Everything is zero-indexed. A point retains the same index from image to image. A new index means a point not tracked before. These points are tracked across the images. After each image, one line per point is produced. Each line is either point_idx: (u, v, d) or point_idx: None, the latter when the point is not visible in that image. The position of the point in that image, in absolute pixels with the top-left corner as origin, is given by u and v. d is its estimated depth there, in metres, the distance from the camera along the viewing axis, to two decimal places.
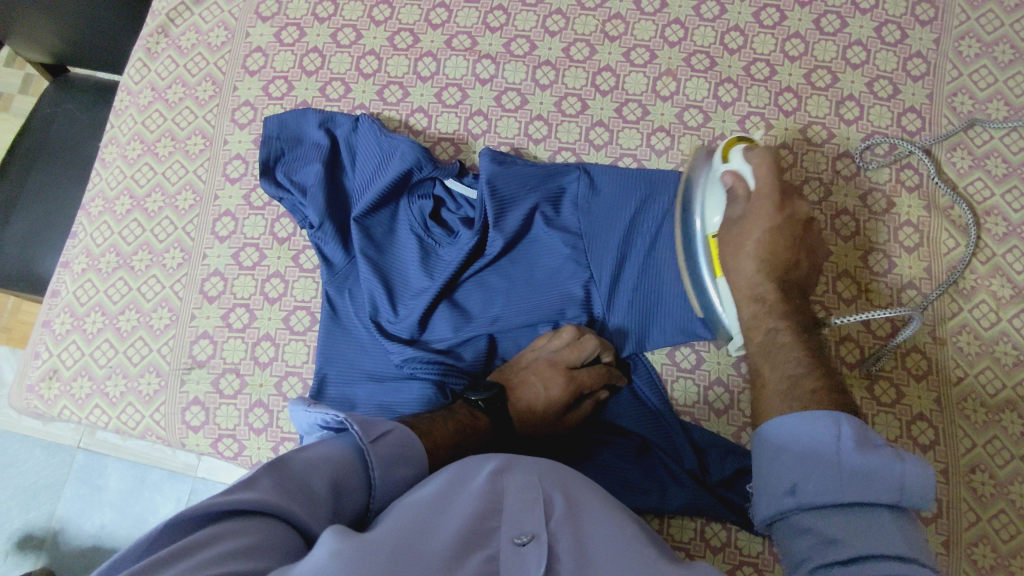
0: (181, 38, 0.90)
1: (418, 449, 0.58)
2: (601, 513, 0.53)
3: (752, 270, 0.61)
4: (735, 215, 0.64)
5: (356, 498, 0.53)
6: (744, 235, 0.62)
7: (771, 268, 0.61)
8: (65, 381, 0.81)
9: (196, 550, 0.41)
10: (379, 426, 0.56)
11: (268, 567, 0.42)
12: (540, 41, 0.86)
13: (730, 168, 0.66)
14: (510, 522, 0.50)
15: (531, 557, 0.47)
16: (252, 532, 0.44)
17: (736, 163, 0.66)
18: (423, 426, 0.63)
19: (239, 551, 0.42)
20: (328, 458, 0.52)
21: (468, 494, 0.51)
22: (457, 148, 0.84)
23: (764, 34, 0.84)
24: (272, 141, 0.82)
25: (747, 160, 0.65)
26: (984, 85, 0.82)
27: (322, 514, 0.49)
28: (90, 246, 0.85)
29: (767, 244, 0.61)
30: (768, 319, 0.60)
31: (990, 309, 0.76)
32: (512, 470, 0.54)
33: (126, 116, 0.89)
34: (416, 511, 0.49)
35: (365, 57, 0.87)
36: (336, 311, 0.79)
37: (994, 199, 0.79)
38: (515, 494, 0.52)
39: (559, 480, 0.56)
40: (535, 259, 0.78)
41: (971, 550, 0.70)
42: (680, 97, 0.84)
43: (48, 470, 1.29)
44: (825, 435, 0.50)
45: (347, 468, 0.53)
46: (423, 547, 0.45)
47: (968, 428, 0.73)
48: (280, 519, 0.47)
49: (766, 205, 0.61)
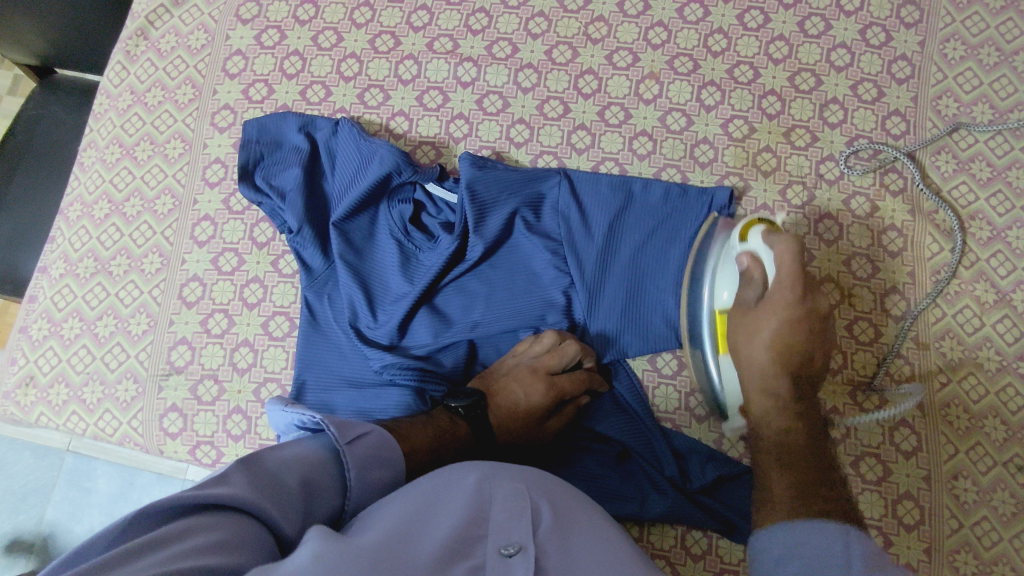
0: (160, 41, 0.89)
1: (396, 452, 0.58)
2: (587, 524, 0.53)
3: (765, 365, 0.60)
4: (749, 299, 0.64)
5: (329, 500, 0.52)
6: (759, 325, 0.61)
7: (783, 359, 0.60)
8: (42, 388, 0.80)
9: (164, 543, 0.40)
10: (357, 427, 0.56)
11: (238, 561, 0.41)
12: (522, 44, 0.85)
13: (746, 248, 0.66)
14: (498, 531, 0.49)
15: (517, 567, 0.47)
16: (223, 527, 0.43)
17: (754, 242, 0.65)
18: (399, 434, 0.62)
19: (209, 546, 0.41)
20: (301, 459, 0.52)
21: (455, 501, 0.51)
22: (438, 151, 0.84)
23: (748, 37, 0.84)
24: (251, 145, 0.81)
25: (766, 243, 0.64)
26: (969, 88, 0.81)
27: (294, 514, 0.48)
28: (68, 251, 0.84)
29: (780, 337, 0.59)
30: (775, 420, 0.59)
31: (974, 314, 0.76)
32: (500, 478, 0.54)
33: (105, 120, 0.88)
34: (401, 518, 0.48)
35: (345, 61, 0.87)
36: (315, 317, 0.78)
37: (979, 204, 0.78)
38: (503, 502, 0.51)
39: (546, 488, 0.55)
40: (516, 265, 0.77)
41: (953, 558, 0.69)
42: (662, 100, 0.83)
43: (36, 473, 1.29)
44: (834, 543, 0.47)
45: (321, 469, 0.53)
46: (409, 554, 0.45)
47: (951, 434, 0.73)
48: (251, 516, 0.46)
49: (783, 299, 0.60)
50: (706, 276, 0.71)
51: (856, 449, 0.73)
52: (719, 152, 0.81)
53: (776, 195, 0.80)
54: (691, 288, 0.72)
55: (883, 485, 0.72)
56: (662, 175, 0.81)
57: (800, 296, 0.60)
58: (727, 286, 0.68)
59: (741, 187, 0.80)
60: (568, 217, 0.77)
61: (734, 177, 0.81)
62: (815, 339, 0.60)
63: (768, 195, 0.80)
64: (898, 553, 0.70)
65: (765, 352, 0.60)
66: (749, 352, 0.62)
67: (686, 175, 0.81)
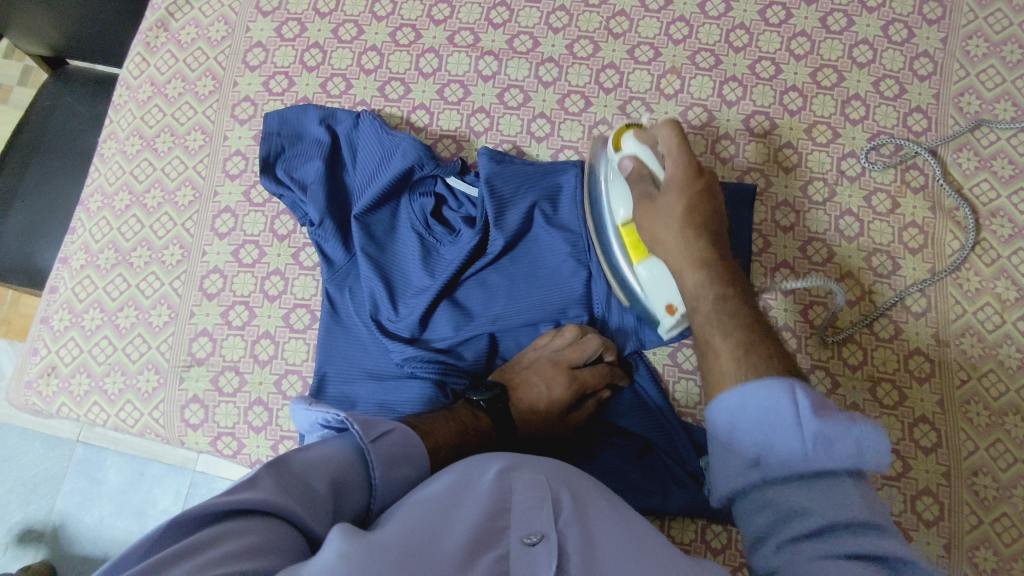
0: (180, 32, 0.89)
1: (421, 449, 0.58)
2: (611, 514, 0.53)
3: (680, 240, 0.62)
4: (649, 190, 0.65)
5: (355, 499, 0.52)
6: (668, 208, 0.63)
7: (693, 225, 0.62)
8: (63, 378, 0.80)
9: (197, 551, 0.41)
10: (380, 424, 0.56)
11: (270, 567, 0.42)
12: (543, 38, 0.85)
13: (624, 154, 0.68)
14: (519, 521, 0.50)
15: (541, 557, 0.47)
16: (254, 532, 0.44)
17: (629, 147, 0.68)
18: (424, 428, 0.62)
19: (241, 552, 0.41)
20: (327, 456, 0.52)
21: (475, 493, 0.51)
22: (459, 145, 0.84)
23: (769, 32, 0.83)
24: (272, 137, 0.81)
25: (644, 142, 0.67)
26: (991, 85, 0.81)
27: (323, 515, 0.48)
28: (89, 242, 0.84)
29: (689, 211, 0.63)
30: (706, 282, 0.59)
31: (995, 312, 0.76)
32: (521, 469, 0.54)
33: (125, 111, 0.88)
34: (423, 511, 0.48)
35: (366, 53, 0.86)
36: (336, 309, 0.78)
37: (1000, 201, 0.78)
38: (523, 492, 0.52)
39: (563, 476, 0.55)
40: (536, 259, 0.77)
41: (972, 554, 0.69)
42: (684, 95, 0.83)
43: (48, 463, 1.29)
44: (779, 405, 0.45)
45: (348, 467, 0.53)
46: (433, 548, 0.45)
47: (971, 431, 0.73)
48: (281, 519, 0.46)
49: (678, 175, 0.64)
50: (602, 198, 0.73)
51: None
52: (741, 147, 0.81)
53: (797, 191, 0.80)
54: (592, 214, 0.74)
55: (902, 481, 0.72)
56: None
57: (694, 171, 0.64)
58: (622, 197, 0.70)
59: (762, 183, 0.81)
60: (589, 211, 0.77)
61: (755, 173, 0.81)
62: (715, 213, 0.64)
63: (789, 190, 0.80)
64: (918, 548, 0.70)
65: (678, 229, 0.62)
66: (665, 234, 0.63)
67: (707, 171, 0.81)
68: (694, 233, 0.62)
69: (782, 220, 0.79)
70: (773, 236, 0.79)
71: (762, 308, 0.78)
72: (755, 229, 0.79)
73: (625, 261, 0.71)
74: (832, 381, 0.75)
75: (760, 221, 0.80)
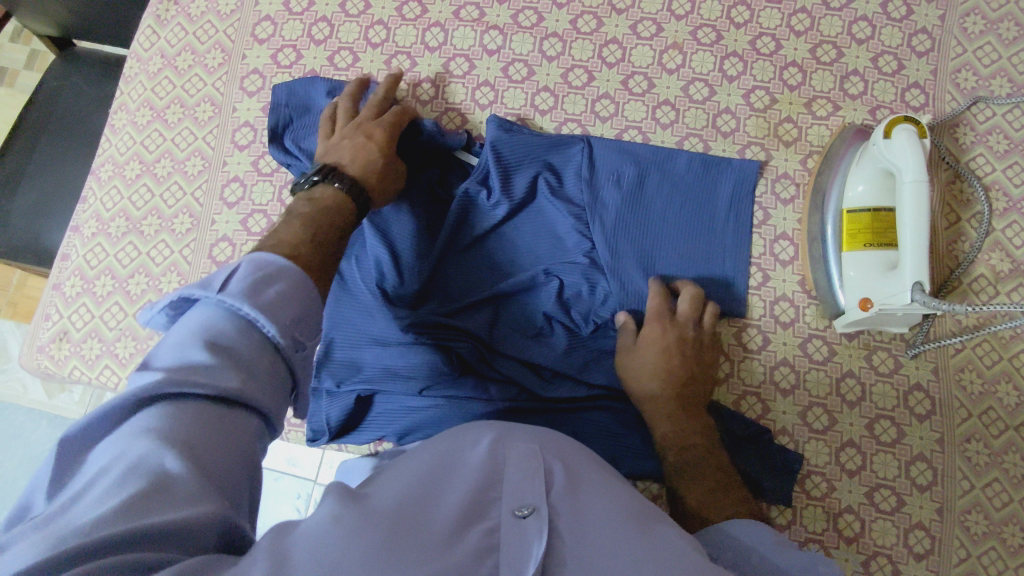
0: (190, 6, 0.90)
1: (280, 265, 0.52)
2: (601, 483, 0.54)
3: (652, 389, 0.73)
4: (626, 342, 0.75)
5: (269, 360, 0.48)
6: (642, 358, 0.74)
7: (663, 379, 0.72)
8: (75, 343, 0.82)
9: (108, 470, 0.39)
10: (221, 272, 0.50)
11: (186, 463, 0.40)
12: (548, 13, 0.86)
13: (890, 148, 0.70)
14: (512, 493, 0.50)
15: (531, 529, 0.47)
16: (160, 426, 0.41)
17: (901, 142, 0.70)
18: (284, 246, 0.59)
19: (152, 454, 0.40)
20: (198, 329, 0.47)
21: (467, 466, 0.52)
22: (464, 118, 0.85)
23: (771, 9, 0.85)
24: (280, 108, 0.83)
25: (913, 143, 0.69)
26: (988, 62, 0.82)
27: (229, 373, 0.45)
28: (100, 211, 0.86)
29: (661, 366, 0.72)
30: (672, 436, 0.71)
31: (988, 283, 0.77)
32: (513, 441, 0.55)
33: (136, 83, 0.90)
34: (416, 483, 0.50)
35: (373, 27, 0.88)
36: (343, 277, 0.79)
37: (995, 175, 0.80)
38: (515, 463, 0.52)
39: (557, 449, 0.56)
40: (539, 230, 0.80)
41: (964, 518, 0.71)
42: (685, 70, 0.84)
43: (54, 442, 1.31)
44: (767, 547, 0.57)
45: (220, 325, 0.48)
46: (422, 516, 0.46)
47: (963, 398, 0.74)
48: (195, 397, 0.44)
49: (653, 334, 0.74)
50: (835, 181, 0.77)
51: (871, 411, 0.75)
52: (742, 122, 0.83)
53: (797, 164, 0.81)
54: (815, 191, 0.79)
55: (897, 447, 0.74)
56: (685, 144, 0.83)
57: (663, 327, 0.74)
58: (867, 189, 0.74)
59: (763, 157, 0.82)
60: (592, 182, 0.79)
61: (756, 147, 0.82)
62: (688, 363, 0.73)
63: (789, 164, 0.81)
64: (911, 511, 0.72)
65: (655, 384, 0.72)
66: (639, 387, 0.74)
67: (708, 144, 0.82)
68: (664, 385, 0.72)
69: (782, 193, 0.81)
70: (773, 208, 0.80)
71: (760, 277, 0.79)
72: (756, 202, 0.81)
73: (833, 250, 0.75)
74: (828, 350, 0.77)
75: (760, 194, 0.81)
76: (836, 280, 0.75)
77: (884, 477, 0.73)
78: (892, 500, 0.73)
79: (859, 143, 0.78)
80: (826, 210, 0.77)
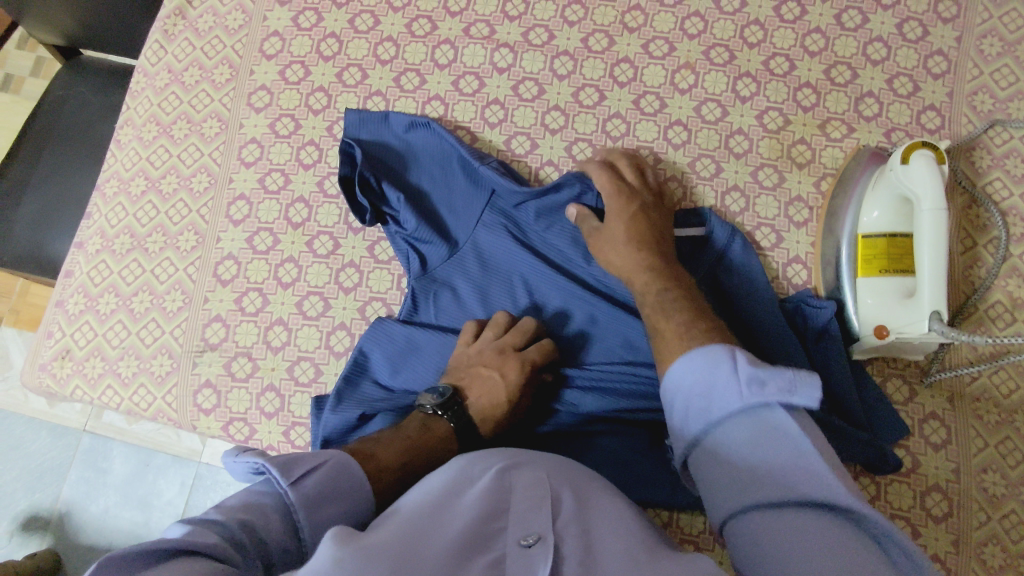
0: (198, 20, 0.90)
1: (360, 481, 0.52)
2: (608, 513, 0.51)
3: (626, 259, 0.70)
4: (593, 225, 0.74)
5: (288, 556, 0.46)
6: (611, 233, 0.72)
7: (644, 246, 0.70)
8: (78, 361, 0.81)
9: None
10: (308, 460, 0.50)
11: None
12: (559, 31, 0.86)
13: (907, 174, 0.69)
14: (517, 522, 0.48)
15: (538, 559, 0.45)
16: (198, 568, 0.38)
17: (919, 167, 0.69)
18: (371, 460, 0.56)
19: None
20: (249, 504, 0.46)
21: (472, 492, 0.49)
22: (473, 137, 0.84)
23: (784, 29, 0.84)
24: (353, 131, 0.82)
25: (933, 168, 0.68)
26: (1005, 84, 0.81)
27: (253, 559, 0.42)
28: (104, 227, 0.85)
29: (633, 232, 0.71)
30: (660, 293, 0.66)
31: (1005, 309, 0.76)
32: (520, 466, 0.53)
33: (142, 98, 0.89)
34: (421, 515, 0.46)
35: (382, 44, 0.87)
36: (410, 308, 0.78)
37: (1012, 199, 0.79)
38: (523, 490, 0.50)
39: (566, 476, 0.54)
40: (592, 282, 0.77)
41: (981, 551, 0.69)
42: (698, 90, 0.83)
43: (53, 452, 1.29)
44: (814, 515, 0.44)
45: (263, 508, 0.46)
46: (428, 547, 0.43)
47: (980, 427, 0.73)
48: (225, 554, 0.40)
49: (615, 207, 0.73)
50: (849, 204, 0.76)
51: None
52: (754, 143, 0.82)
53: (810, 187, 0.80)
54: (831, 213, 0.78)
55: (912, 477, 0.72)
56: (697, 164, 0.82)
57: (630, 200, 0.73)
58: (883, 213, 0.73)
59: (775, 179, 0.81)
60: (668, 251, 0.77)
61: (768, 168, 0.81)
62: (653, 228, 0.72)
63: (801, 186, 0.80)
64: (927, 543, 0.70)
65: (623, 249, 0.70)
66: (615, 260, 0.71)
67: (721, 165, 0.81)
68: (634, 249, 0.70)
69: (795, 216, 0.80)
70: (785, 232, 0.79)
71: None
72: (768, 225, 0.80)
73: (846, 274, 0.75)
74: None
75: (773, 217, 0.80)
76: (850, 305, 0.74)
77: (900, 507, 0.71)
78: (908, 531, 0.71)
79: (874, 164, 0.77)
80: (840, 232, 0.76)
